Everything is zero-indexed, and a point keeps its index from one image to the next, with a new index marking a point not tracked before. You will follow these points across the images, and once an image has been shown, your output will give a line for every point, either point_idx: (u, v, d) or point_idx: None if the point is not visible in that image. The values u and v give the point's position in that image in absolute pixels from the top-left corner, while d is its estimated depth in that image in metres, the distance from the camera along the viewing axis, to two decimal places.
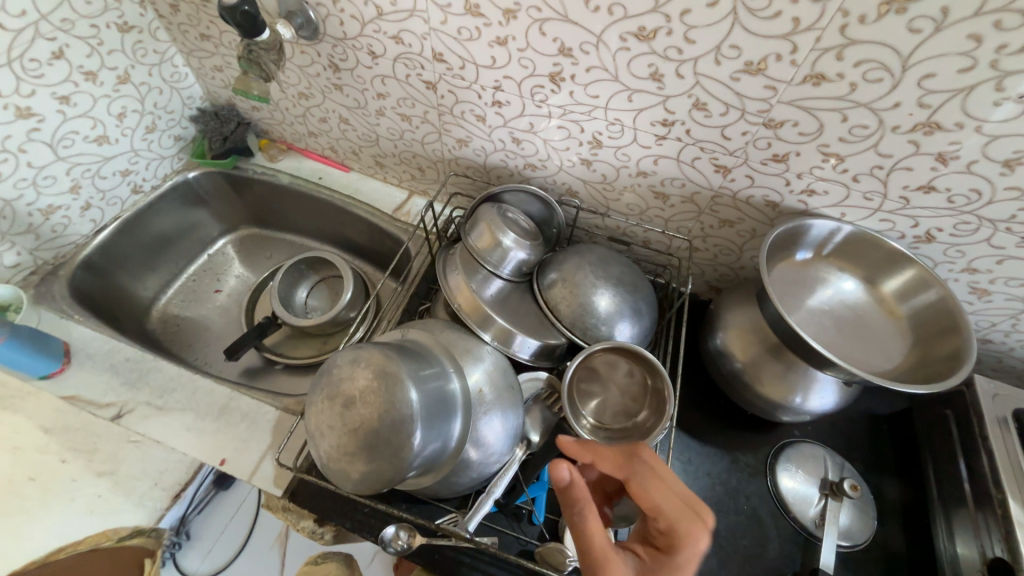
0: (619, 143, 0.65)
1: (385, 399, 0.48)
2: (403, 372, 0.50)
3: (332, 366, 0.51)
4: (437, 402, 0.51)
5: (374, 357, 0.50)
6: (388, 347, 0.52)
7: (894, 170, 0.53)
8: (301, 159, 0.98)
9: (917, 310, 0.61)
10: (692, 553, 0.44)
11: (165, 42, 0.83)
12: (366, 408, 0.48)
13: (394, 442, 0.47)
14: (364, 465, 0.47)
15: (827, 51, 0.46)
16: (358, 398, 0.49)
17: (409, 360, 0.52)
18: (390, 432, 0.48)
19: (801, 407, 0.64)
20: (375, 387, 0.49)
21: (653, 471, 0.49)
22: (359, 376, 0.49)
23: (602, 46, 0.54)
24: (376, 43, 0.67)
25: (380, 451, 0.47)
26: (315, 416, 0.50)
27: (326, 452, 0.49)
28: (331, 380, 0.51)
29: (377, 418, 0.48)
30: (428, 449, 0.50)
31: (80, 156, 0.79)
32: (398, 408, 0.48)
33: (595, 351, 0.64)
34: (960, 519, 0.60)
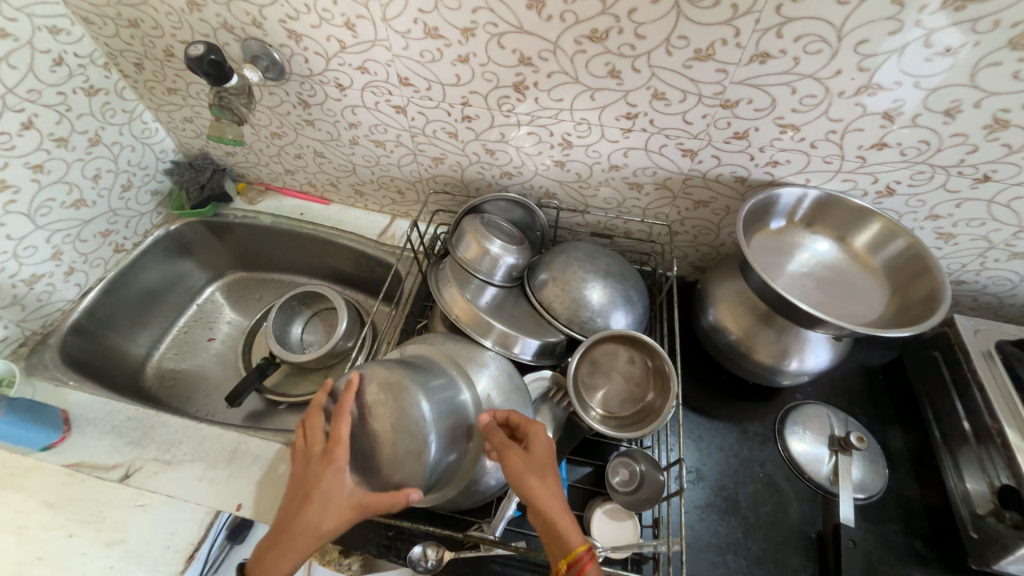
0: (587, 141, 0.68)
1: (395, 411, 0.49)
2: (408, 381, 0.50)
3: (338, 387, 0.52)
4: (448, 407, 0.52)
5: (377, 371, 0.51)
6: (391, 362, 0.54)
7: (847, 133, 0.57)
8: (280, 198, 0.99)
9: (889, 259, 0.64)
10: (544, 438, 0.53)
11: (132, 101, 0.85)
12: (377, 422, 0.49)
13: (409, 452, 0.48)
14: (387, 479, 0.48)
15: (767, 30, 0.49)
16: (368, 414, 0.49)
17: (414, 371, 0.53)
18: (407, 442, 0.48)
19: (799, 369, 0.66)
20: (383, 400, 0.49)
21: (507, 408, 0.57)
22: (364, 391, 0.50)
23: (559, 52, 0.57)
24: (342, 76, 0.69)
25: (397, 461, 0.48)
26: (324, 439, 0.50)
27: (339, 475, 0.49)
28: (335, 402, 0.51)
29: (390, 430, 0.48)
30: (446, 453, 0.50)
31: (59, 223, 0.78)
32: (410, 416, 0.49)
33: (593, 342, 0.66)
34: (966, 456, 0.62)
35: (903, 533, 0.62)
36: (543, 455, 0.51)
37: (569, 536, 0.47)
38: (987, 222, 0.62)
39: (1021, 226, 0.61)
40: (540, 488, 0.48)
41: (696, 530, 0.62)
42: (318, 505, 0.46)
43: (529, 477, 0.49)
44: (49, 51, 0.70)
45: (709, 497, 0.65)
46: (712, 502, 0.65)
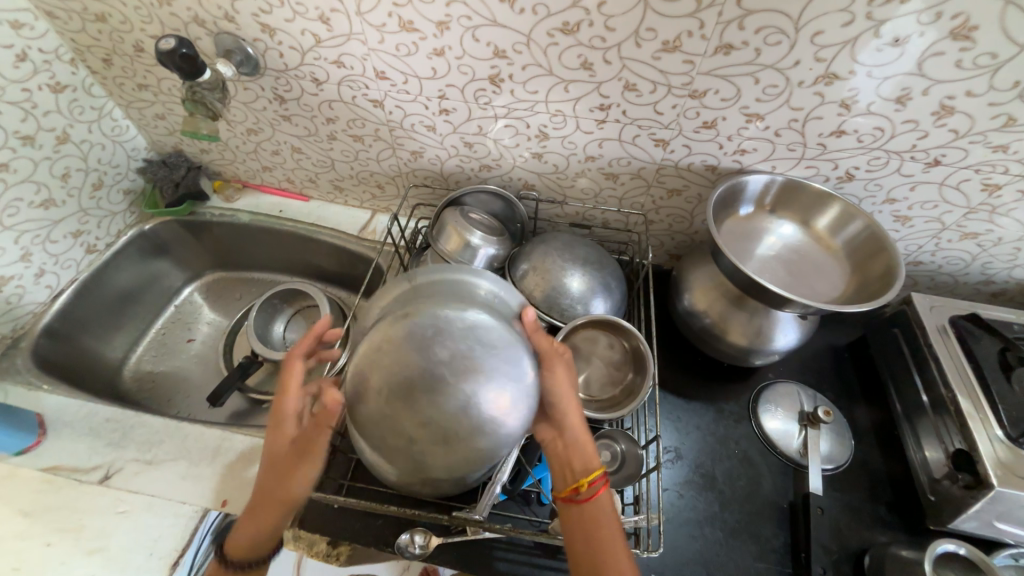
0: (563, 133, 0.69)
1: (467, 339, 0.47)
2: (416, 339, 0.47)
3: (380, 354, 0.48)
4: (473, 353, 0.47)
5: (413, 318, 0.49)
6: (417, 305, 0.51)
7: (808, 121, 0.59)
8: (258, 195, 0.98)
9: (849, 241, 0.67)
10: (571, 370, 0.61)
11: (101, 98, 0.83)
12: (456, 361, 0.46)
13: (445, 394, 0.45)
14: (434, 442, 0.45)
15: (730, 23, 0.51)
16: (437, 360, 0.46)
17: (454, 300, 0.51)
18: (436, 398, 0.45)
19: (770, 348, 0.69)
20: (394, 364, 0.47)
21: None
22: (422, 340, 0.47)
23: (533, 45, 0.59)
24: (318, 70, 0.69)
25: (437, 420, 0.45)
26: (394, 411, 0.46)
27: (431, 441, 0.45)
28: (385, 369, 0.47)
29: (415, 393, 0.45)
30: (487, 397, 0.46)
31: (27, 223, 0.76)
32: (431, 372, 0.46)
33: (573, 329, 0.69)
34: (924, 425, 0.66)
35: (867, 500, 0.65)
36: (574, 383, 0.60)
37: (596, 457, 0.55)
38: (939, 204, 0.65)
39: (970, 208, 0.65)
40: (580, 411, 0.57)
41: (676, 506, 0.65)
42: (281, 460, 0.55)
43: (572, 400, 0.56)
44: (11, 46, 0.68)
45: (688, 474, 0.67)
46: (691, 479, 0.67)
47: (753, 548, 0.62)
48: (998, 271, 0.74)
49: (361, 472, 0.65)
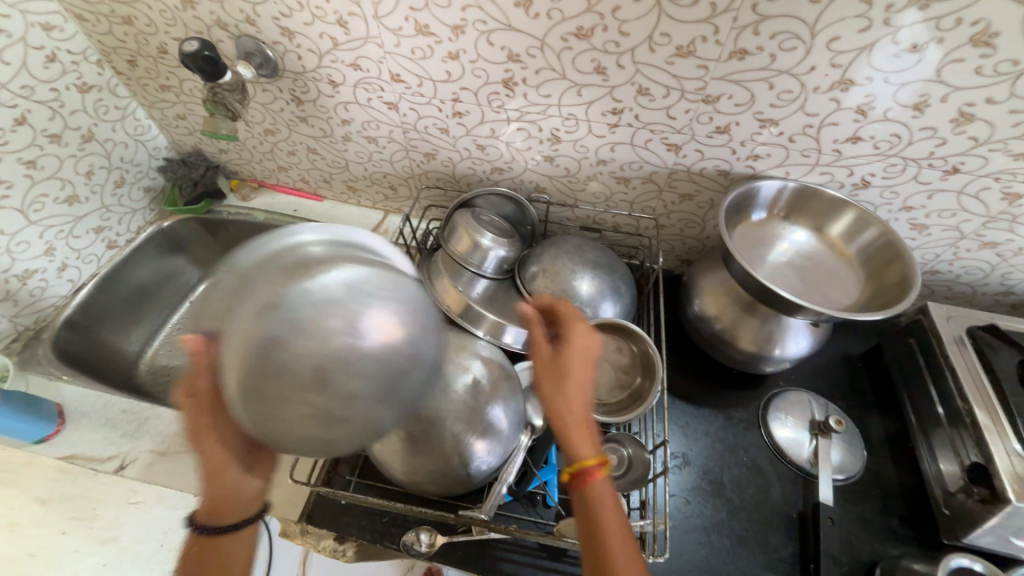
0: (575, 136, 0.69)
1: (331, 297, 0.35)
2: (272, 328, 0.34)
3: (238, 380, 0.35)
4: (357, 314, 0.35)
5: (244, 315, 0.35)
6: (237, 296, 0.36)
7: (823, 127, 0.59)
8: (273, 194, 0.99)
9: (864, 248, 0.66)
10: (578, 345, 0.48)
11: (125, 98, 0.85)
12: (337, 333, 0.35)
13: (344, 374, 0.35)
14: (347, 428, 0.36)
15: (745, 28, 0.51)
16: (317, 337, 0.34)
17: (281, 271, 0.37)
18: (335, 377, 0.35)
19: (781, 355, 0.68)
20: (258, 370, 0.34)
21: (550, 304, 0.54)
22: (283, 333, 0.34)
23: (546, 49, 0.59)
24: (335, 72, 0.70)
25: (343, 405, 0.35)
26: (298, 415, 0.35)
27: (360, 424, 0.36)
28: (265, 387, 0.34)
29: (304, 383, 0.34)
30: (395, 356, 0.36)
31: (52, 219, 0.79)
32: (313, 352, 0.34)
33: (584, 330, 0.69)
34: (938, 437, 0.65)
35: (879, 512, 0.64)
36: (571, 356, 0.47)
37: (578, 448, 0.44)
38: (957, 213, 0.64)
39: (990, 217, 0.64)
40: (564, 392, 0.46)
41: (683, 512, 0.64)
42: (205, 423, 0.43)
43: (551, 381, 0.47)
44: (42, 48, 0.71)
45: (695, 481, 0.67)
46: (698, 486, 0.66)
47: (761, 558, 0.61)
48: (1018, 282, 0.72)
49: (369, 470, 0.66)
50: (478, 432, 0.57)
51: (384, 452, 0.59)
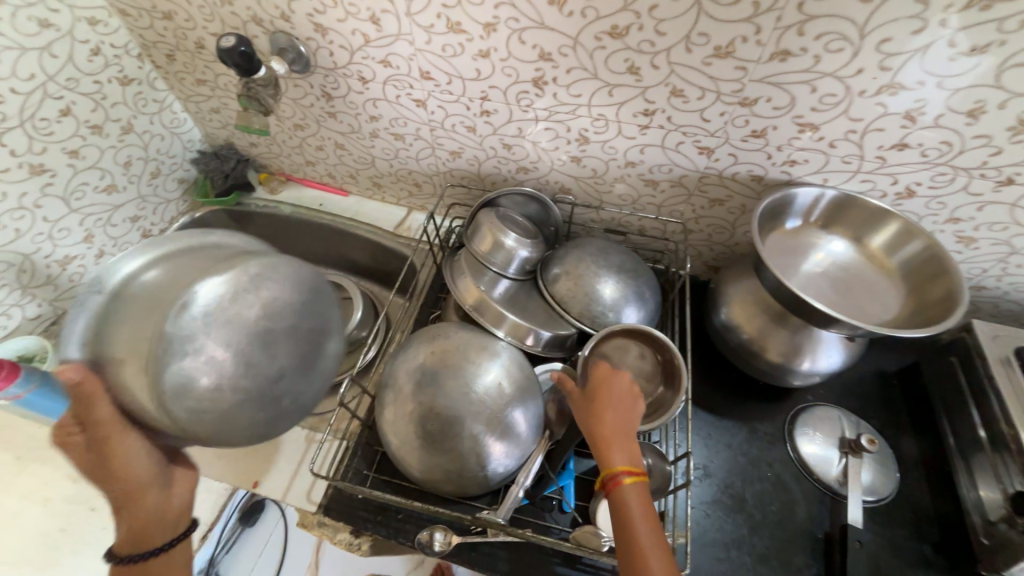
0: (604, 137, 0.68)
1: (233, 293, 0.45)
2: (170, 345, 0.42)
3: (153, 391, 0.42)
4: (231, 320, 0.45)
5: (150, 326, 0.43)
6: (132, 313, 0.43)
7: (867, 133, 0.56)
8: (300, 188, 1.01)
9: (907, 261, 0.63)
10: (599, 372, 0.58)
11: (163, 91, 0.87)
12: (237, 330, 0.45)
13: (258, 360, 0.46)
14: (279, 398, 0.48)
15: (789, 28, 0.49)
16: (233, 327, 0.45)
17: (139, 303, 0.43)
18: (253, 363, 0.45)
19: (811, 369, 0.66)
20: (164, 378, 0.42)
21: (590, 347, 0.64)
22: (200, 332, 0.43)
23: (579, 47, 0.58)
24: (365, 69, 0.71)
25: (269, 384, 0.47)
26: (231, 400, 0.44)
27: (286, 393, 0.48)
28: (191, 379, 0.43)
29: (229, 374, 0.44)
30: (286, 340, 0.48)
31: (92, 207, 0.82)
32: (225, 350, 0.44)
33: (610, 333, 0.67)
34: (979, 462, 0.61)
35: (911, 537, 0.61)
36: (595, 384, 0.57)
37: (606, 459, 0.51)
38: (1009, 226, 0.61)
39: None
40: (591, 413, 0.54)
41: (702, 525, 0.63)
42: (95, 454, 0.45)
43: (582, 410, 0.55)
44: (87, 41, 0.73)
45: (716, 494, 0.65)
46: (719, 499, 0.65)
47: None
48: None
49: (386, 465, 0.66)
50: (494, 432, 0.58)
51: (402, 449, 0.59)
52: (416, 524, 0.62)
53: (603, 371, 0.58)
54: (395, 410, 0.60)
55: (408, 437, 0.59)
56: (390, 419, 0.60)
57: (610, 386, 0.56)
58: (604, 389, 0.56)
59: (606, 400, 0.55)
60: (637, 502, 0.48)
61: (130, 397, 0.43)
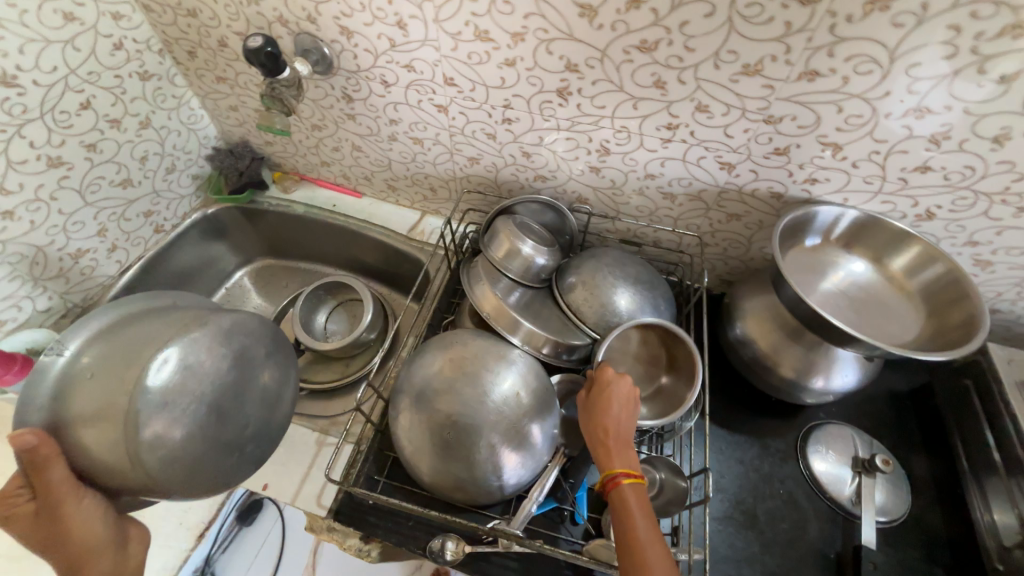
0: (625, 149, 0.68)
1: (199, 347, 0.52)
2: (138, 406, 0.48)
3: (118, 448, 0.47)
4: (198, 375, 0.51)
5: (116, 387, 0.48)
6: (99, 376, 0.48)
7: (891, 154, 0.57)
8: (314, 188, 1.01)
9: (925, 284, 0.63)
10: (598, 374, 0.59)
11: (182, 87, 0.87)
12: (202, 382, 0.51)
13: (224, 407, 0.53)
14: (242, 441, 0.54)
15: (819, 49, 0.50)
16: (203, 380, 0.51)
17: (102, 372, 0.48)
18: (221, 409, 0.52)
19: (825, 387, 0.66)
20: (131, 436, 0.47)
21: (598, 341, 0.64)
22: (170, 387, 0.49)
23: (606, 60, 0.58)
24: (389, 73, 0.71)
25: (235, 428, 0.53)
26: (202, 446, 0.51)
27: (250, 435, 0.55)
28: (160, 430, 0.48)
29: (200, 421, 0.51)
30: (248, 387, 0.55)
31: (106, 200, 0.81)
32: (196, 401, 0.50)
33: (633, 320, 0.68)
34: (993, 486, 0.62)
35: (923, 560, 0.61)
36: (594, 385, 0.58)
37: (605, 462, 0.52)
38: None
39: None
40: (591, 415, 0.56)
41: (714, 541, 0.63)
42: (46, 519, 0.45)
43: (583, 413, 0.57)
44: (110, 35, 0.73)
45: (727, 510, 0.65)
46: (731, 515, 0.65)
47: None
48: None
49: (396, 471, 0.66)
50: (510, 442, 0.57)
51: (415, 456, 0.59)
52: (425, 532, 0.62)
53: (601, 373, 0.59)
54: (411, 416, 0.60)
55: (424, 444, 0.58)
56: (405, 425, 0.60)
57: (608, 387, 0.57)
58: (602, 390, 0.57)
59: (604, 402, 0.56)
60: (634, 504, 0.49)
61: (89, 456, 0.47)
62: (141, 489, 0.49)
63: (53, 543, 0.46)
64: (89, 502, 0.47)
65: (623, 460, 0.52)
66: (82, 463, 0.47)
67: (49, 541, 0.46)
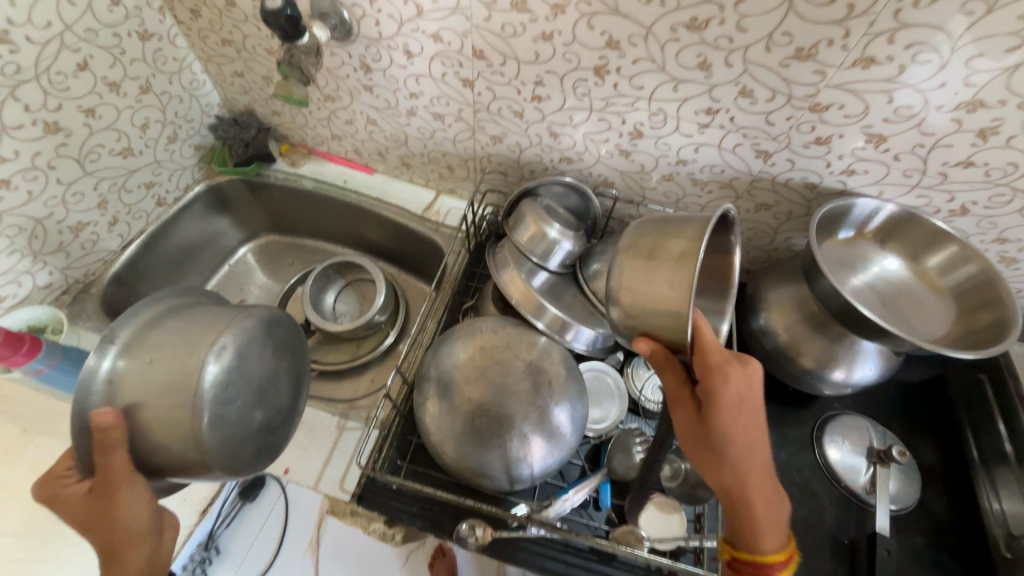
0: (660, 133, 0.66)
1: (250, 336, 0.51)
2: (199, 393, 0.46)
3: (172, 432, 0.45)
4: (247, 362, 0.51)
5: (170, 375, 0.46)
6: (156, 361, 0.46)
7: (935, 148, 0.56)
8: (323, 162, 0.96)
9: (957, 282, 0.64)
10: (724, 397, 0.45)
11: (183, 49, 0.81)
12: (251, 369, 0.51)
13: (266, 392, 0.54)
14: (275, 424, 0.56)
15: (879, 35, 0.48)
16: (251, 364, 0.51)
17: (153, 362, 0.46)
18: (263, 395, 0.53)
19: (845, 379, 0.66)
20: (188, 419, 0.45)
21: (664, 307, 0.45)
22: (228, 372, 0.48)
23: (651, 38, 0.55)
24: (412, 42, 0.67)
25: (271, 413, 0.55)
26: (247, 431, 0.51)
27: (279, 420, 0.56)
28: (219, 412, 0.47)
29: (248, 406, 0.51)
30: (281, 375, 0.56)
31: (106, 170, 0.77)
32: (245, 386, 0.51)
33: (676, 240, 0.47)
34: (1004, 478, 0.64)
35: (928, 545, 0.64)
36: (720, 412, 0.46)
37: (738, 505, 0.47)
38: None
39: None
40: (712, 451, 0.47)
41: None
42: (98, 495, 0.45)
43: (700, 443, 0.48)
44: None
45: None
46: None
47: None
48: None
49: (419, 456, 0.65)
50: (541, 430, 0.57)
51: (442, 442, 0.58)
52: (451, 517, 0.62)
53: (729, 395, 0.45)
54: (439, 403, 0.59)
55: (453, 431, 0.58)
56: (433, 412, 0.59)
57: (737, 416, 0.46)
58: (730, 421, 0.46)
59: (732, 437, 0.46)
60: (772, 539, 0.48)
61: (144, 435, 0.45)
62: (189, 471, 0.48)
63: (102, 522, 0.45)
64: (139, 485, 0.45)
65: (761, 489, 0.47)
66: (139, 448, 0.46)
67: (100, 519, 0.45)
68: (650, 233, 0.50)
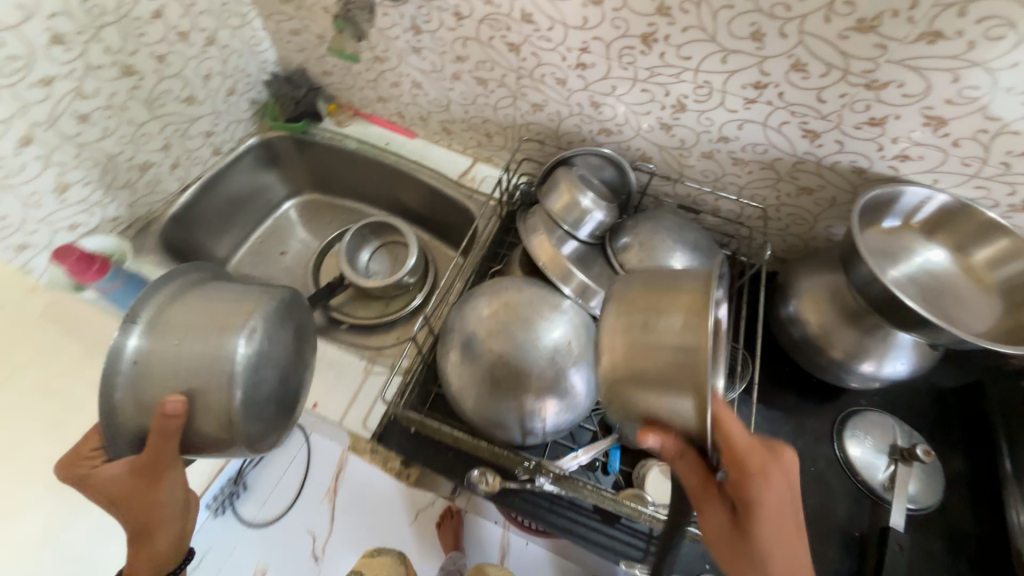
0: (704, 107, 0.65)
1: (270, 322, 0.53)
2: (230, 377, 0.49)
3: (208, 411, 0.49)
4: (270, 348, 0.53)
5: (199, 357, 0.49)
6: (183, 344, 0.48)
7: (1000, 135, 0.53)
8: (366, 124, 0.99)
9: (1009, 278, 0.60)
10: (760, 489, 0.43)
11: (247, 5, 0.85)
12: (274, 352, 0.54)
13: (286, 373, 0.56)
14: (294, 400, 0.59)
15: (950, 7, 0.46)
16: (274, 348, 0.54)
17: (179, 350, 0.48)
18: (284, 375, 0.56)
19: (874, 372, 0.65)
20: (222, 400, 0.49)
21: (676, 384, 0.42)
22: (255, 356, 0.51)
23: (704, 4, 0.54)
24: (462, 4, 0.68)
25: (289, 391, 0.58)
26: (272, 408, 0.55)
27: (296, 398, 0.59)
28: (249, 390, 0.50)
29: (274, 385, 0.54)
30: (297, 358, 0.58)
31: (171, 115, 0.82)
32: (269, 369, 0.53)
33: (675, 316, 0.44)
34: None
35: (943, 547, 0.63)
36: (757, 513, 0.43)
37: None
38: None
39: None
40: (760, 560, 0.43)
41: None
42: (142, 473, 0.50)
43: (740, 550, 0.44)
44: None
45: None
46: None
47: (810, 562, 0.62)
48: None
49: (439, 405, 0.69)
50: (555, 391, 0.59)
51: (461, 390, 0.61)
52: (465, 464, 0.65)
53: (763, 488, 0.43)
54: (461, 353, 0.62)
55: (472, 380, 0.60)
56: (454, 360, 0.62)
57: (772, 510, 0.43)
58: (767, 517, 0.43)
59: (773, 536, 0.43)
60: None
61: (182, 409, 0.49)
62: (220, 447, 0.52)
63: (137, 494, 0.51)
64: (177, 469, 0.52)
65: None
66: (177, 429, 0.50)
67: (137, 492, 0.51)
68: (640, 296, 0.47)
